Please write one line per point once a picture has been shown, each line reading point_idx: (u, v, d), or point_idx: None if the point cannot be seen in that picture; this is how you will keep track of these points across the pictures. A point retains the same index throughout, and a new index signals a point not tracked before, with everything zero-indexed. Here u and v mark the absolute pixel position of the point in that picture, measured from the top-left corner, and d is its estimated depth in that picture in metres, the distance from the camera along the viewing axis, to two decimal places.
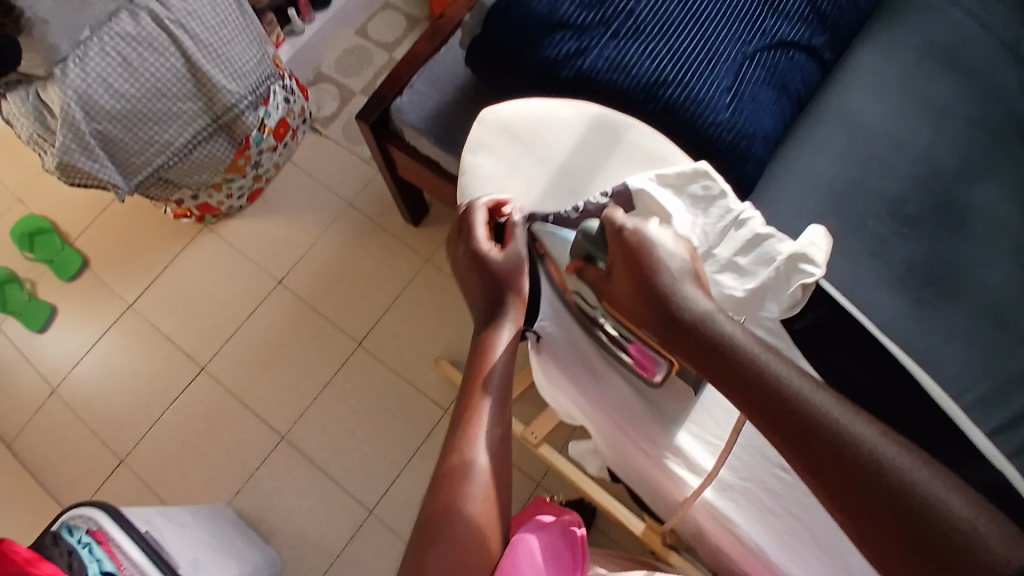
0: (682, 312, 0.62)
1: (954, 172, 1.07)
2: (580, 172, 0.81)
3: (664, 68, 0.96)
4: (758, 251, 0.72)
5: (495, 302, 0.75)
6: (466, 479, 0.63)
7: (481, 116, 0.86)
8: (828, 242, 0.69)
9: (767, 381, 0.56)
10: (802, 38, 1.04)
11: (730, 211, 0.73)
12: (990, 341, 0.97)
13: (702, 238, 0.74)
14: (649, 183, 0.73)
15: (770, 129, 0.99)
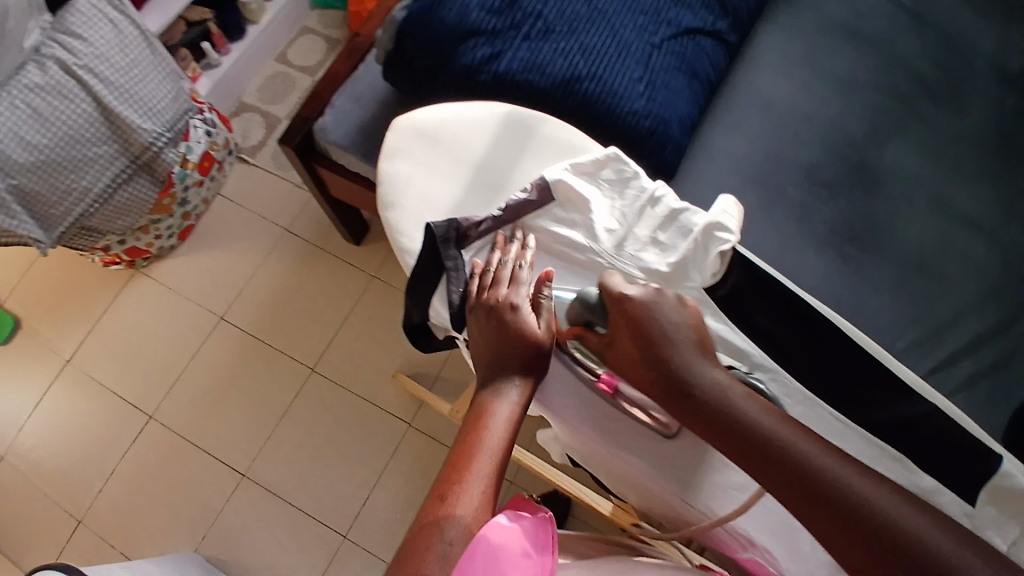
0: (684, 374, 0.63)
1: (862, 135, 1.14)
2: (497, 170, 0.83)
3: (577, 64, 0.98)
4: (677, 226, 0.76)
5: (506, 365, 0.69)
6: (468, 488, 0.59)
7: (396, 124, 0.87)
8: (739, 211, 0.74)
9: (756, 427, 0.58)
10: (705, 25, 1.09)
11: (645, 192, 0.77)
12: (909, 289, 1.04)
13: (622, 220, 0.78)
14: (565, 173, 0.78)
15: (684, 113, 1.03)
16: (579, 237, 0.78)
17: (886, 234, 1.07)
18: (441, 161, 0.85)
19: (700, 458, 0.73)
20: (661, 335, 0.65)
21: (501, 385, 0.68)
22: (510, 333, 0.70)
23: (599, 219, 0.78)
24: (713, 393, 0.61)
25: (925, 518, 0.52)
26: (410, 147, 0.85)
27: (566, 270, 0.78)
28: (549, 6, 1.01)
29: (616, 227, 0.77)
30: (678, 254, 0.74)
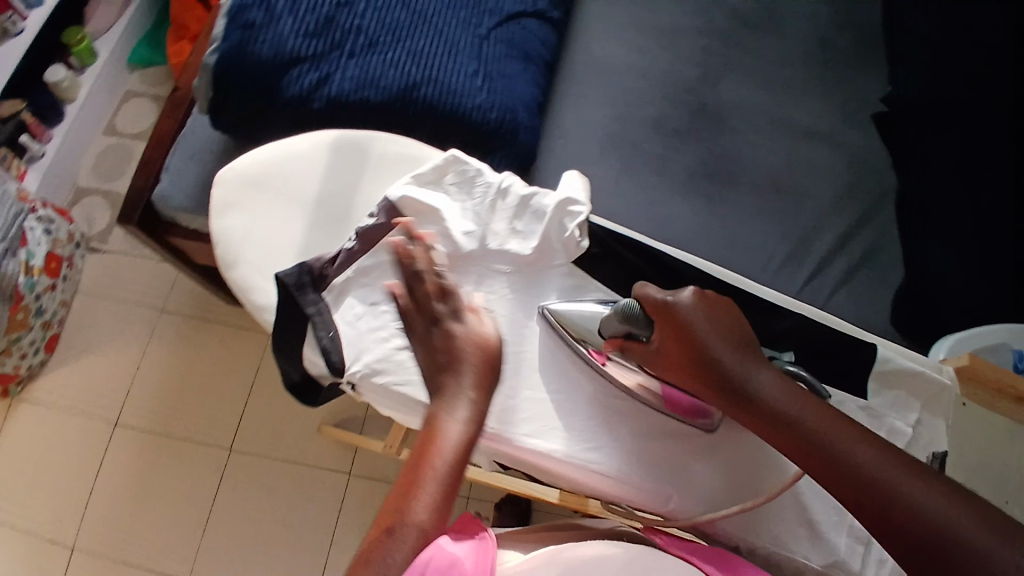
0: (738, 377, 0.63)
1: (696, 79, 1.20)
2: (338, 199, 0.75)
3: (409, 72, 0.96)
4: (528, 213, 0.75)
5: (455, 373, 0.60)
6: (408, 515, 0.53)
7: (217, 177, 0.76)
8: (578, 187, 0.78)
9: (796, 424, 0.60)
10: (528, 7, 1.09)
11: (491, 186, 0.74)
12: (772, 211, 1.11)
13: (475, 219, 0.74)
14: (408, 188, 0.73)
15: (529, 96, 1.03)
16: (442, 247, 0.71)
17: (742, 166, 1.14)
18: (274, 202, 0.74)
19: (686, 462, 0.72)
20: (710, 334, 0.64)
21: (450, 394, 0.59)
22: (457, 348, 0.61)
23: (456, 223, 0.71)
24: (757, 395, 0.62)
25: (942, 495, 0.53)
26: (237, 198, 0.75)
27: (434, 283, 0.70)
28: (367, 19, 0.97)
29: (473, 229, 0.74)
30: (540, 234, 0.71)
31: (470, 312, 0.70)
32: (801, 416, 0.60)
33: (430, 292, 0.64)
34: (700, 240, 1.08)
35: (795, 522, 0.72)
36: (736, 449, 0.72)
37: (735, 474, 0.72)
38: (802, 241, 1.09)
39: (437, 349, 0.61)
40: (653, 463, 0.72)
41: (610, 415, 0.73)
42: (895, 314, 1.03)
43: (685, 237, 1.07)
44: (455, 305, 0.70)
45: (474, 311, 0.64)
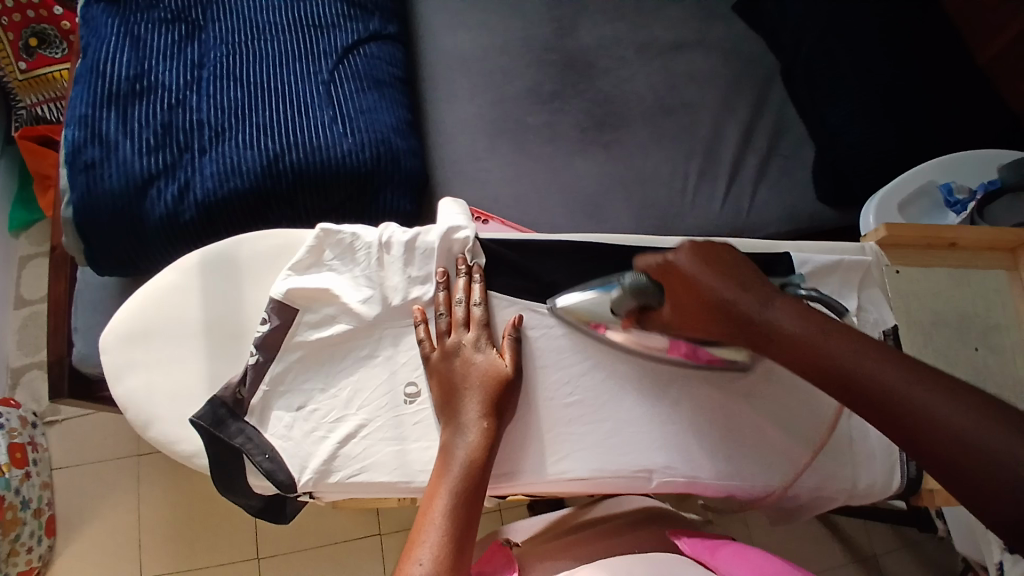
0: (749, 313, 0.59)
1: (555, 36, 1.20)
2: (224, 316, 0.69)
3: (265, 145, 0.91)
4: (419, 252, 0.67)
5: (453, 404, 0.61)
6: (428, 539, 0.53)
7: (101, 343, 0.69)
8: (461, 202, 0.69)
9: (814, 345, 0.55)
10: (363, 32, 1.05)
11: (372, 243, 0.66)
12: (670, 136, 1.12)
13: (372, 283, 0.66)
14: (288, 279, 0.64)
15: (396, 119, 0.99)
16: (344, 325, 0.64)
17: (628, 104, 1.15)
18: (167, 346, 0.68)
19: (686, 419, 0.70)
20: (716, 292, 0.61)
21: (457, 422, 0.60)
22: (484, 374, 0.63)
23: (349, 294, 0.64)
24: (774, 324, 0.58)
25: (979, 412, 0.46)
26: (127, 356, 0.68)
27: (352, 365, 0.64)
28: (205, 111, 0.94)
29: (372, 292, 0.65)
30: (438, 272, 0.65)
31: (396, 378, 0.64)
32: (819, 342, 0.55)
33: (444, 324, 0.65)
34: (617, 189, 1.08)
35: (801, 443, 0.71)
36: (722, 390, 0.71)
37: (736, 416, 0.71)
38: (709, 154, 1.11)
39: (466, 375, 0.62)
40: (636, 445, 0.68)
41: (600, 402, 0.70)
42: (820, 187, 1.06)
43: (601, 192, 1.08)
44: (377, 378, 0.63)
45: (454, 334, 0.64)
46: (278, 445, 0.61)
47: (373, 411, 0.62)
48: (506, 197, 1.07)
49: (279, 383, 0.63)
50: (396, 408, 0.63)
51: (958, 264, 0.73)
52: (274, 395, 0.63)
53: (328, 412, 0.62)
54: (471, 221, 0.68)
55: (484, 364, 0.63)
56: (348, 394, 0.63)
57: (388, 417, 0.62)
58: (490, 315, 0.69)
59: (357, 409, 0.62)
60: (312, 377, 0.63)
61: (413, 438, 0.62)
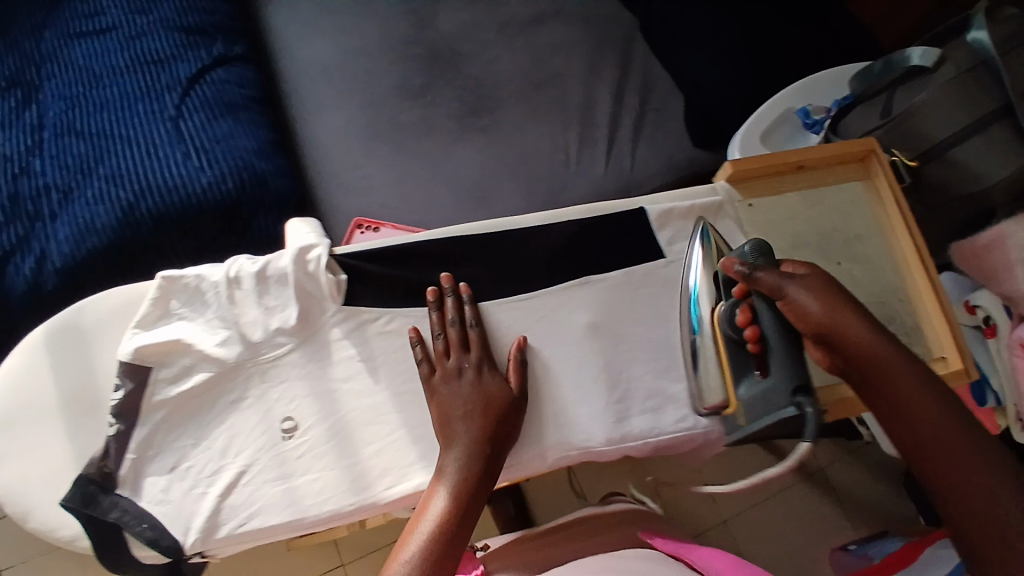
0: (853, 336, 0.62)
1: (413, 28, 1.16)
2: (83, 388, 0.65)
3: (118, 196, 0.85)
4: (274, 281, 0.62)
5: (464, 415, 0.61)
6: (409, 555, 0.54)
7: None
8: (313, 220, 0.64)
9: (902, 402, 0.61)
10: (206, 55, 0.97)
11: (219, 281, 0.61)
12: (546, 110, 1.12)
13: (227, 322, 0.61)
14: (133, 338, 0.59)
15: (257, 143, 0.93)
16: (207, 373, 0.60)
17: (498, 85, 1.14)
18: (30, 432, 0.64)
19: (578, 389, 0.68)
20: (851, 314, 0.62)
21: (453, 441, 0.60)
22: (488, 395, 0.62)
23: (205, 340, 0.60)
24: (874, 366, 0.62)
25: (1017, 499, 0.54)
26: None
27: (221, 413, 0.61)
28: (47, 172, 0.87)
29: (229, 332, 0.61)
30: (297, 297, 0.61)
31: (272, 415, 0.61)
32: (910, 398, 0.61)
33: (442, 346, 0.64)
34: (501, 172, 1.08)
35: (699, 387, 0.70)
36: (609, 351, 0.69)
37: (625, 371, 0.70)
38: (585, 120, 1.11)
39: (461, 396, 0.62)
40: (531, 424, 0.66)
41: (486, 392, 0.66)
42: (694, 131, 1.08)
43: (488, 178, 1.07)
44: (250, 420, 0.60)
45: (451, 355, 0.64)
46: (157, 513, 0.58)
47: (253, 455, 0.60)
48: (394, 203, 1.05)
49: (147, 447, 0.59)
50: (275, 446, 0.60)
51: (809, 185, 0.75)
52: (145, 460, 0.59)
53: (205, 466, 0.59)
54: (323, 237, 0.62)
55: (496, 386, 0.63)
56: (223, 443, 0.60)
57: (268, 457, 0.60)
58: (491, 337, 0.67)
59: (235, 456, 0.60)
60: (183, 433, 0.60)
61: (300, 472, 0.60)
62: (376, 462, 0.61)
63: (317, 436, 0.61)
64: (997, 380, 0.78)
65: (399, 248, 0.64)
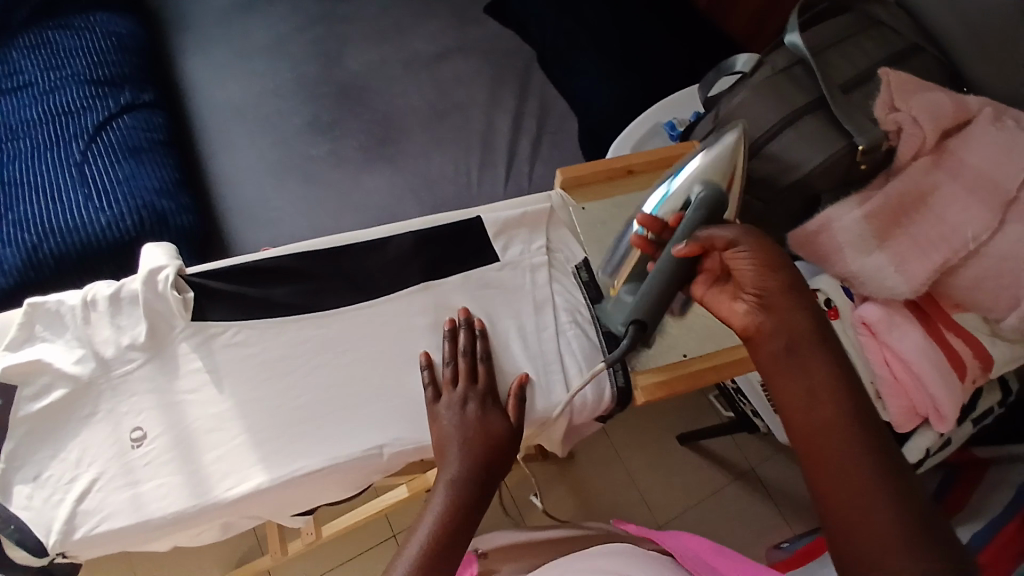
0: (776, 302, 0.58)
1: (323, 69, 1.24)
2: None
3: (22, 239, 0.90)
4: (127, 301, 0.64)
5: (464, 448, 0.61)
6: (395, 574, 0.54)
7: None
8: (169, 246, 0.67)
9: (802, 366, 0.54)
10: (114, 105, 1.04)
11: (75, 303, 0.63)
12: (448, 136, 1.18)
13: (84, 341, 0.63)
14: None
15: (160, 182, 0.99)
16: (63, 391, 0.61)
17: (403, 116, 1.20)
18: None
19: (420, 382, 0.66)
20: (792, 290, 0.58)
21: (446, 469, 0.60)
22: (487, 428, 0.62)
23: (61, 359, 0.62)
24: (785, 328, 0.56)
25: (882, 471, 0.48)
26: None
27: (76, 427, 0.61)
28: None
29: (84, 350, 0.62)
30: (143, 315, 0.63)
31: (122, 428, 0.61)
32: (812, 364, 0.54)
33: (451, 375, 0.65)
34: (406, 196, 1.13)
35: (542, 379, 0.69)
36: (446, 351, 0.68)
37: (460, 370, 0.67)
38: (487, 142, 1.17)
39: (459, 425, 0.62)
40: (360, 428, 0.63)
41: (323, 397, 0.64)
42: (586, 149, 1.16)
43: (393, 202, 1.12)
44: (101, 433, 0.61)
45: (453, 387, 0.64)
46: (24, 516, 0.58)
47: (104, 465, 0.60)
48: (302, 231, 1.09)
49: (16, 458, 0.60)
50: (124, 455, 0.61)
51: (638, 188, 0.78)
52: (13, 472, 0.59)
53: (63, 475, 0.60)
54: (177, 261, 0.65)
55: (498, 419, 0.64)
56: (78, 456, 0.60)
57: (116, 467, 0.60)
58: (496, 372, 0.68)
59: (88, 465, 0.60)
60: (43, 446, 0.60)
61: (146, 479, 0.60)
62: (220, 465, 0.60)
63: (164, 444, 0.61)
64: (849, 357, 0.83)
65: (246, 265, 0.67)
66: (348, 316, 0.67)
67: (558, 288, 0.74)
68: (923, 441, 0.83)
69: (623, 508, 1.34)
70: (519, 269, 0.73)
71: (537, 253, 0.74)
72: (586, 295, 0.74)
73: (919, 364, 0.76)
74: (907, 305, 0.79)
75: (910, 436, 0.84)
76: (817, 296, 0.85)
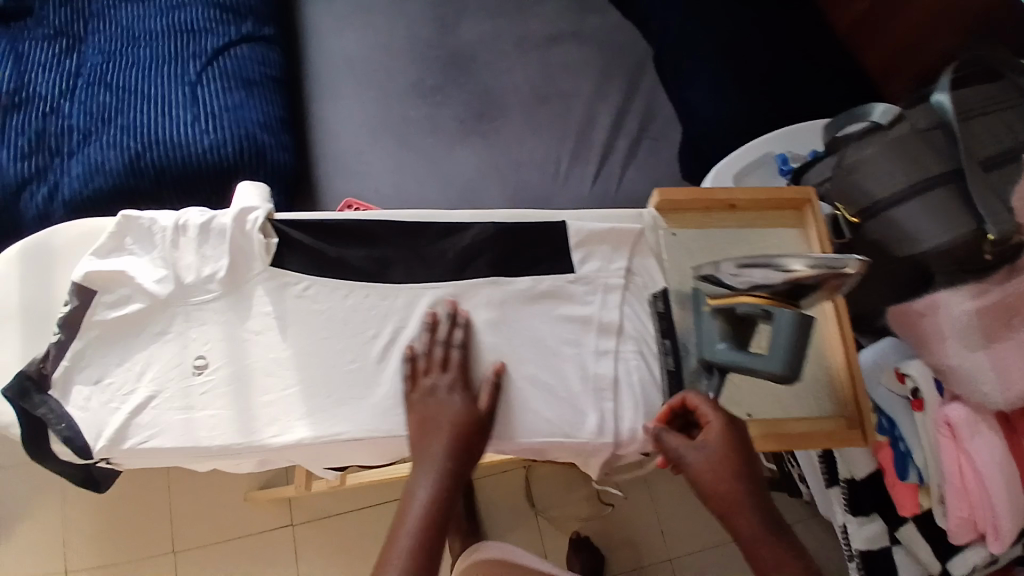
0: (729, 475, 0.62)
1: (437, 32, 1.24)
2: (52, 292, 0.71)
3: (128, 145, 0.93)
4: (214, 233, 0.66)
5: (449, 449, 0.63)
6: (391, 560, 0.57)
7: None
8: (263, 189, 0.70)
9: (746, 517, 0.62)
10: (235, 34, 1.07)
11: (167, 225, 0.66)
12: (547, 121, 1.16)
13: (168, 263, 0.66)
14: (86, 262, 0.64)
15: (262, 116, 1.01)
16: (139, 305, 0.65)
17: (506, 94, 1.19)
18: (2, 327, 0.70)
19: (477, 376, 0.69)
20: (746, 469, 0.63)
21: (425, 461, 0.63)
22: (459, 418, 0.64)
23: (145, 274, 0.65)
24: (732, 494, 0.62)
25: None
26: None
27: (145, 341, 0.65)
28: (75, 116, 0.97)
29: (168, 271, 0.66)
30: (229, 250, 0.65)
31: (187, 352, 0.65)
32: (751, 516, 0.62)
33: (424, 363, 0.67)
34: (493, 175, 1.12)
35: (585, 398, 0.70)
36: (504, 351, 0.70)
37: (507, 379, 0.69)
38: (583, 137, 1.14)
39: (440, 415, 0.64)
40: (408, 409, 0.66)
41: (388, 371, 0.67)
42: (683, 164, 1.11)
43: (477, 178, 1.12)
44: (167, 352, 0.65)
45: (427, 377, 0.66)
46: (78, 416, 0.62)
47: (163, 382, 0.64)
48: (386, 188, 1.10)
49: (80, 359, 0.64)
50: (184, 379, 0.64)
51: (737, 224, 0.77)
52: (76, 369, 0.64)
53: (122, 385, 0.64)
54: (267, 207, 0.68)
55: (473, 419, 0.65)
56: (142, 369, 0.65)
57: (177, 387, 0.64)
58: (537, 390, 0.69)
59: (146, 380, 0.64)
60: (110, 353, 0.65)
61: (199, 406, 0.64)
62: (268, 410, 0.64)
63: (223, 376, 0.65)
64: (921, 455, 0.81)
65: (329, 222, 0.69)
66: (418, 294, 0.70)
67: (628, 313, 0.74)
68: (970, 556, 0.83)
69: (637, 531, 1.32)
70: (591, 286, 0.74)
71: (615, 273, 0.73)
72: (657, 325, 0.73)
73: (993, 482, 0.75)
74: (995, 416, 0.77)
75: (958, 550, 0.83)
76: (903, 380, 0.81)
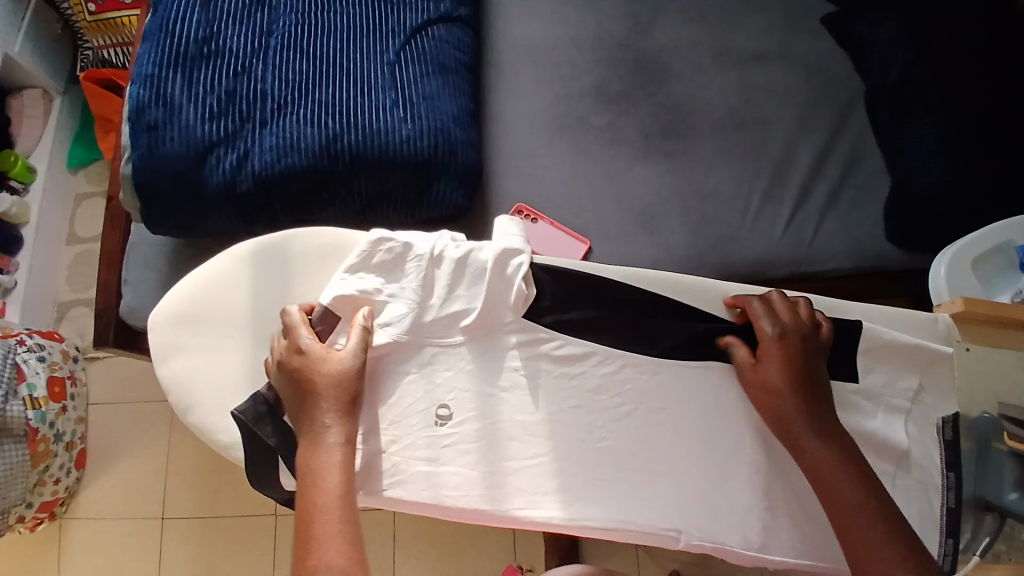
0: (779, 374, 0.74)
1: (629, 32, 1.14)
2: (266, 310, 0.78)
3: (328, 124, 0.89)
4: (468, 272, 0.76)
5: (330, 398, 0.68)
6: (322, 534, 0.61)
7: (152, 322, 0.79)
8: (522, 228, 0.80)
9: (787, 410, 0.73)
10: (435, 12, 1.00)
11: (422, 255, 0.76)
12: (740, 150, 1.07)
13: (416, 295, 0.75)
14: (340, 283, 0.74)
15: (457, 108, 0.95)
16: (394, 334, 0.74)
17: (698, 112, 1.10)
18: (212, 335, 0.78)
19: (737, 483, 0.75)
20: (796, 362, 0.74)
21: (322, 426, 0.67)
22: (329, 373, 0.69)
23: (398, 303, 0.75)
24: (775, 391, 0.74)
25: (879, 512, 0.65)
26: (175, 336, 0.78)
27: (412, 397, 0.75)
28: (269, 81, 0.91)
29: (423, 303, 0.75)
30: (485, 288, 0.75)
31: (432, 398, 0.75)
32: (793, 412, 0.72)
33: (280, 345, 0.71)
34: (675, 203, 1.04)
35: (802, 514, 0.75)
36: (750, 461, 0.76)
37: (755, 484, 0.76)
38: (779, 175, 1.06)
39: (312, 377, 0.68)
40: (666, 503, 0.73)
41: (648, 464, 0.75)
42: (890, 224, 1.01)
43: (660, 203, 1.04)
44: (415, 393, 0.75)
45: (291, 349, 0.70)
46: None
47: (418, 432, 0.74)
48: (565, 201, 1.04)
49: None
50: (431, 429, 0.74)
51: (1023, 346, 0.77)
52: None
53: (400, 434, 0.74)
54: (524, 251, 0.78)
55: (339, 364, 0.69)
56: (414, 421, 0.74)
57: (443, 441, 0.74)
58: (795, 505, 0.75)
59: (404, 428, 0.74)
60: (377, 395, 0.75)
61: (444, 460, 0.73)
62: (514, 481, 0.73)
63: (474, 428, 0.74)
64: None
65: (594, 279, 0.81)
66: (670, 389, 0.78)
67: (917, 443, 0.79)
68: None
69: None
70: (875, 402, 0.79)
71: (900, 393, 0.79)
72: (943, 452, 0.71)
73: None
74: None
75: None
76: None
